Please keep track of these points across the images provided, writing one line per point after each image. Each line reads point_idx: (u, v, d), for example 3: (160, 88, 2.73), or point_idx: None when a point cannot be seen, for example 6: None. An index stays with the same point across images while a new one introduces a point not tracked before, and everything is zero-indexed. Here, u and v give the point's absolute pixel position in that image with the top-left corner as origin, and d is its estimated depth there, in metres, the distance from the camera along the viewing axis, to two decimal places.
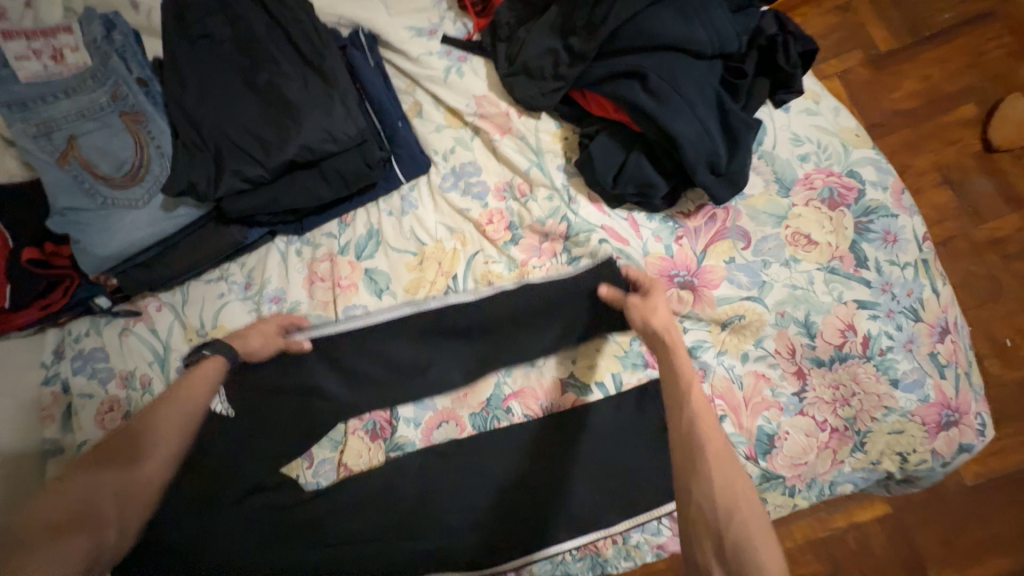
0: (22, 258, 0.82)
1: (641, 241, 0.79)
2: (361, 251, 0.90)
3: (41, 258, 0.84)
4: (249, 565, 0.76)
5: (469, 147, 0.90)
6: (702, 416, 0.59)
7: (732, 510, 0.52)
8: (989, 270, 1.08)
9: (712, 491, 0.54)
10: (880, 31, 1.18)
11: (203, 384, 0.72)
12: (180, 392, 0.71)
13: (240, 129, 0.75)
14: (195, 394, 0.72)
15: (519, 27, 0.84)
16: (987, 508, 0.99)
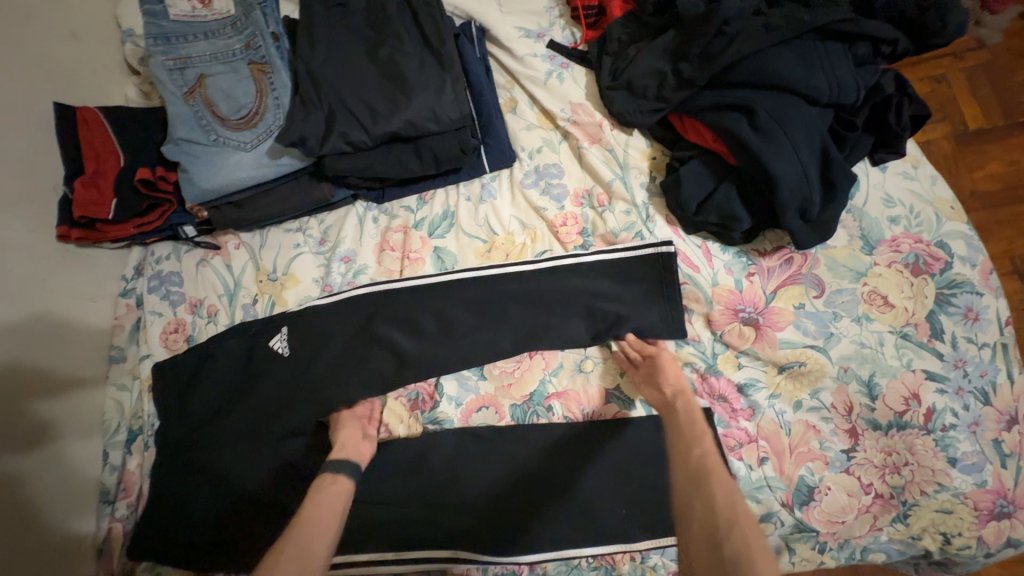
0: (136, 176, 0.89)
1: (712, 271, 0.80)
2: (434, 229, 0.93)
3: (151, 180, 0.89)
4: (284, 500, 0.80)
5: (556, 150, 0.92)
6: (710, 456, 0.64)
7: (729, 521, 0.56)
8: None
9: (712, 506, 0.59)
10: (971, 109, 1.10)
11: (334, 498, 0.70)
12: (310, 510, 0.68)
13: (354, 95, 0.79)
14: (324, 505, 0.69)
15: (629, 44, 0.86)
16: None
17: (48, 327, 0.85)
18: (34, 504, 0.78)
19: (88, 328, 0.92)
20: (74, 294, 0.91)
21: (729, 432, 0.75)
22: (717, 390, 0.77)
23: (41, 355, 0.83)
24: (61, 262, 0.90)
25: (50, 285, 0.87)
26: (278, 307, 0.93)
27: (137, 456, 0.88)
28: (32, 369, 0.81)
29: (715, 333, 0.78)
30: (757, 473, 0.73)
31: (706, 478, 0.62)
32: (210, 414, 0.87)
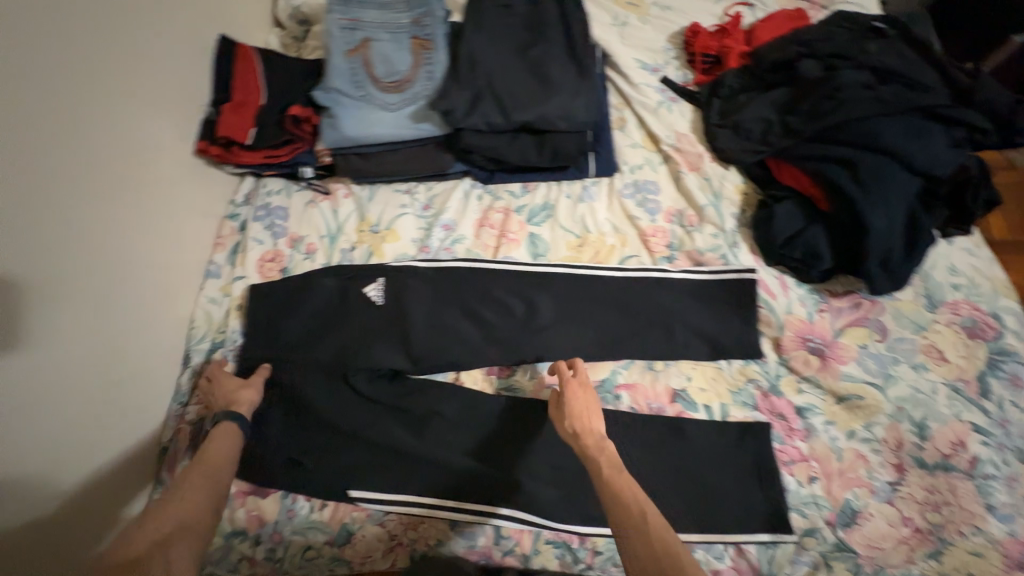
0: (290, 113, 0.95)
1: (787, 301, 0.88)
2: (532, 216, 1.01)
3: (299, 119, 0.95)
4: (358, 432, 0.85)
5: (655, 170, 1.02)
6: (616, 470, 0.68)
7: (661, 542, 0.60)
8: None
9: (640, 526, 0.62)
10: (997, 222, 1.21)
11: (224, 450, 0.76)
12: (199, 462, 0.73)
13: (503, 83, 0.88)
14: (216, 455, 0.75)
15: (740, 92, 0.97)
16: None
17: (87, 266, 0.77)
18: (70, 432, 0.74)
19: (152, 253, 0.88)
20: (128, 223, 0.84)
21: (784, 448, 0.81)
22: (777, 408, 0.83)
23: (104, 272, 0.80)
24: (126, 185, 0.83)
25: (104, 215, 0.80)
26: (374, 258, 0.99)
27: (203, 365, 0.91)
28: (100, 287, 0.79)
29: (782, 357, 0.86)
30: (806, 490, 0.78)
31: (620, 497, 0.65)
32: (295, 341, 0.92)
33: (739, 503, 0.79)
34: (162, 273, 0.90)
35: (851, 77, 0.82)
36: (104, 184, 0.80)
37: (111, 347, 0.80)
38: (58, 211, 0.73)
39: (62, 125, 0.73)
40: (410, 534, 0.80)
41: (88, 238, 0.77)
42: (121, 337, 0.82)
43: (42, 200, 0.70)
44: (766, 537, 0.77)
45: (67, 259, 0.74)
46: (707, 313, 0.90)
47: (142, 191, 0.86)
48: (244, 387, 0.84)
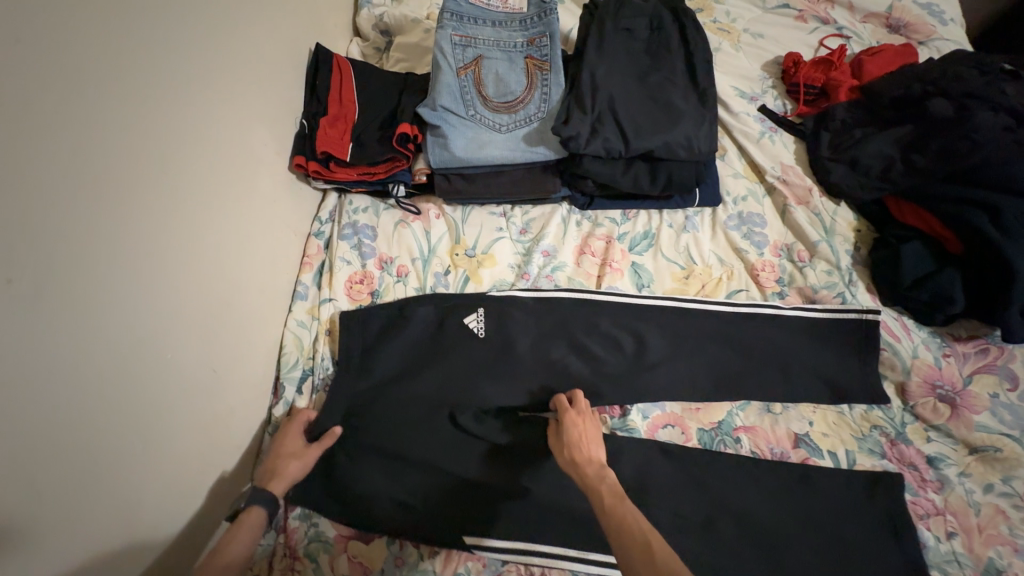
0: (397, 132, 0.89)
1: (911, 344, 0.85)
2: (634, 245, 0.98)
3: (407, 139, 0.90)
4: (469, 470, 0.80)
5: (760, 202, 0.99)
6: (618, 498, 0.64)
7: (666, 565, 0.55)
8: None
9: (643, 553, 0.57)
10: None
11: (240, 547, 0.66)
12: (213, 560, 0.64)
13: (626, 109, 0.86)
14: (229, 558, 0.64)
15: (854, 126, 0.95)
16: None
17: (182, 296, 0.69)
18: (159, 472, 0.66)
19: (240, 277, 0.81)
20: (216, 246, 0.76)
21: (917, 500, 0.78)
22: (907, 457, 0.80)
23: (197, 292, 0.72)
24: (220, 204, 0.76)
25: (199, 239, 0.72)
26: (471, 284, 0.94)
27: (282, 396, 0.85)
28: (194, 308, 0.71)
29: (907, 403, 0.83)
30: (946, 547, 0.75)
31: (622, 524, 0.61)
32: (393, 372, 0.87)
33: (875, 558, 0.75)
34: (247, 300, 0.82)
35: (987, 120, 0.80)
36: (204, 202, 0.73)
37: (204, 381, 0.73)
38: (157, 234, 0.65)
39: (173, 138, 0.67)
40: None
41: (183, 264, 0.69)
42: (213, 370, 0.75)
43: (143, 222, 0.62)
44: None
45: (165, 288, 0.66)
46: (825, 359, 0.86)
47: (234, 210, 0.79)
48: (294, 457, 0.76)
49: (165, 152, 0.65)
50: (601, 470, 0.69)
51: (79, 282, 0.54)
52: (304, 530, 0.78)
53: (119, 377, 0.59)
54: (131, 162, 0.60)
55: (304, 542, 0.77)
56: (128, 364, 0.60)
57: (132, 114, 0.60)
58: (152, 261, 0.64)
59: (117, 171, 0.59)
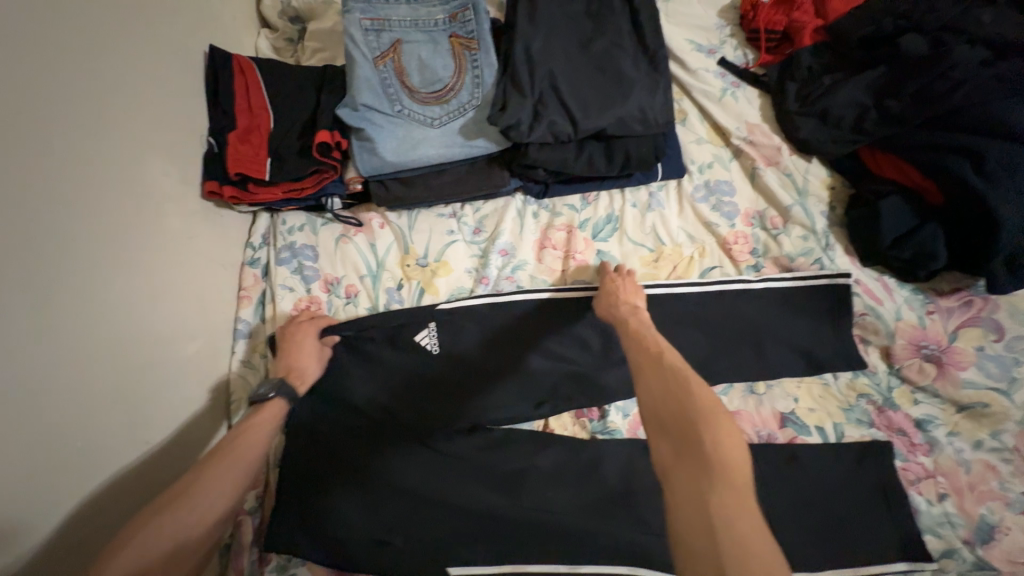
0: (315, 139, 0.79)
1: (894, 305, 0.81)
2: (598, 231, 0.90)
3: (329, 145, 0.80)
4: (450, 495, 0.76)
5: (726, 166, 0.92)
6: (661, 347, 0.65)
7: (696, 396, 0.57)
8: None
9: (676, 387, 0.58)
10: None
11: (261, 432, 0.68)
12: (238, 438, 0.66)
13: (570, 85, 0.76)
14: (250, 439, 0.67)
15: (822, 73, 0.87)
16: None
17: (77, 374, 0.59)
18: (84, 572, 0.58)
19: (156, 330, 0.71)
20: (113, 304, 0.65)
21: (908, 466, 0.76)
22: (895, 423, 0.78)
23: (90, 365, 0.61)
24: (112, 256, 0.65)
25: (85, 300, 0.61)
26: (427, 296, 0.87)
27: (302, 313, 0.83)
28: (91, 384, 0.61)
29: (893, 367, 0.80)
30: (938, 509, 0.74)
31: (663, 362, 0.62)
32: (350, 406, 0.80)
33: (869, 532, 0.73)
34: (172, 354, 0.74)
35: (965, 55, 0.74)
36: (92, 258, 0.62)
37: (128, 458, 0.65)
38: (26, 311, 0.54)
39: (26, 188, 0.55)
40: None
41: (69, 333, 0.59)
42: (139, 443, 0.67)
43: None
44: (902, 567, 0.71)
45: (55, 368, 0.57)
46: (805, 338, 0.82)
47: (135, 257, 0.69)
48: (314, 357, 0.78)
49: (20, 210, 0.54)
50: (639, 315, 0.74)
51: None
52: None
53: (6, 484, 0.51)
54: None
55: None
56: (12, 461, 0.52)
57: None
58: (25, 343, 0.54)
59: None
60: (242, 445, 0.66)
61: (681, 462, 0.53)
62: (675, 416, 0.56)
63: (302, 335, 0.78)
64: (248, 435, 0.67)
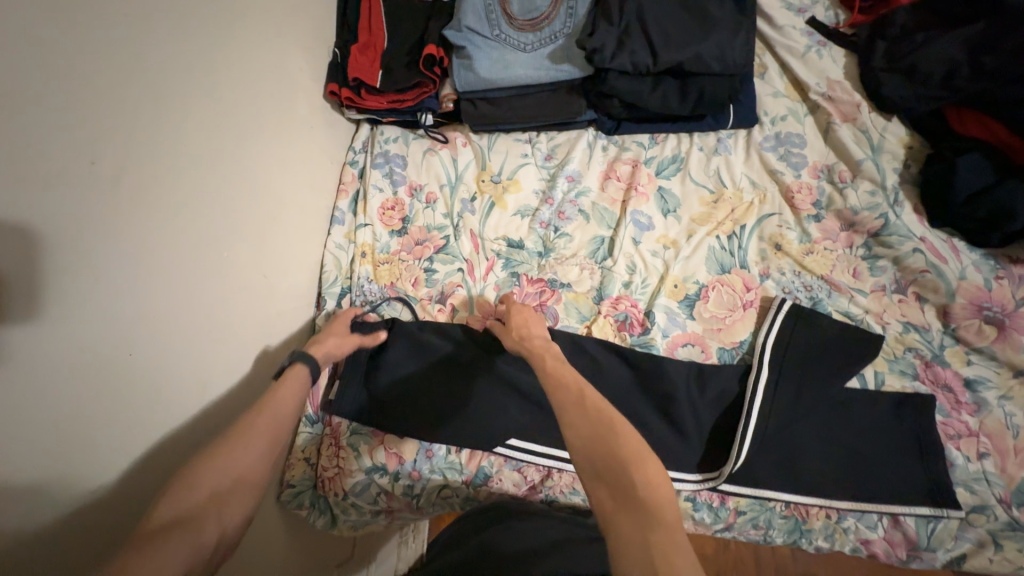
0: (422, 55, 0.92)
1: (959, 265, 0.80)
2: (662, 169, 0.96)
3: (433, 61, 0.94)
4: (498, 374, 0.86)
5: (800, 121, 0.94)
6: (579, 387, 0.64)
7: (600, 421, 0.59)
8: None
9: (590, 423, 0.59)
10: None
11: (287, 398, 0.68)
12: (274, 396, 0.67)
13: (656, 20, 0.83)
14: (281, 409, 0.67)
15: (915, 31, 0.87)
16: None
17: (228, 204, 0.76)
18: (215, 356, 0.73)
19: (276, 194, 0.86)
20: (252, 159, 0.80)
21: (949, 421, 0.76)
22: (943, 379, 0.78)
23: (232, 198, 0.76)
24: (254, 121, 0.81)
25: (234, 149, 0.76)
26: (496, 208, 0.97)
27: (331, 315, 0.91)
28: (232, 214, 0.76)
29: (948, 326, 0.79)
30: (975, 466, 0.73)
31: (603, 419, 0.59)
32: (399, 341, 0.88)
33: (896, 474, 0.75)
34: (286, 218, 0.89)
35: None
36: (245, 118, 0.79)
37: (251, 286, 0.81)
38: (200, 143, 0.70)
39: (207, 48, 0.71)
40: (546, 482, 0.82)
41: (220, 167, 0.74)
42: (263, 276, 0.83)
43: (179, 119, 0.66)
44: (927, 510, 0.72)
45: (211, 192, 0.72)
46: (855, 294, 0.84)
47: (269, 130, 0.84)
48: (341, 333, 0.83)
49: (199, 61, 0.69)
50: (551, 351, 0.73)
51: (136, 177, 0.60)
52: (346, 424, 0.86)
53: (180, 267, 0.67)
54: (179, 70, 0.66)
55: (347, 435, 0.85)
56: (182, 250, 0.67)
57: (177, 24, 0.66)
58: (195, 165, 0.69)
59: (164, 78, 0.64)
60: (272, 409, 0.65)
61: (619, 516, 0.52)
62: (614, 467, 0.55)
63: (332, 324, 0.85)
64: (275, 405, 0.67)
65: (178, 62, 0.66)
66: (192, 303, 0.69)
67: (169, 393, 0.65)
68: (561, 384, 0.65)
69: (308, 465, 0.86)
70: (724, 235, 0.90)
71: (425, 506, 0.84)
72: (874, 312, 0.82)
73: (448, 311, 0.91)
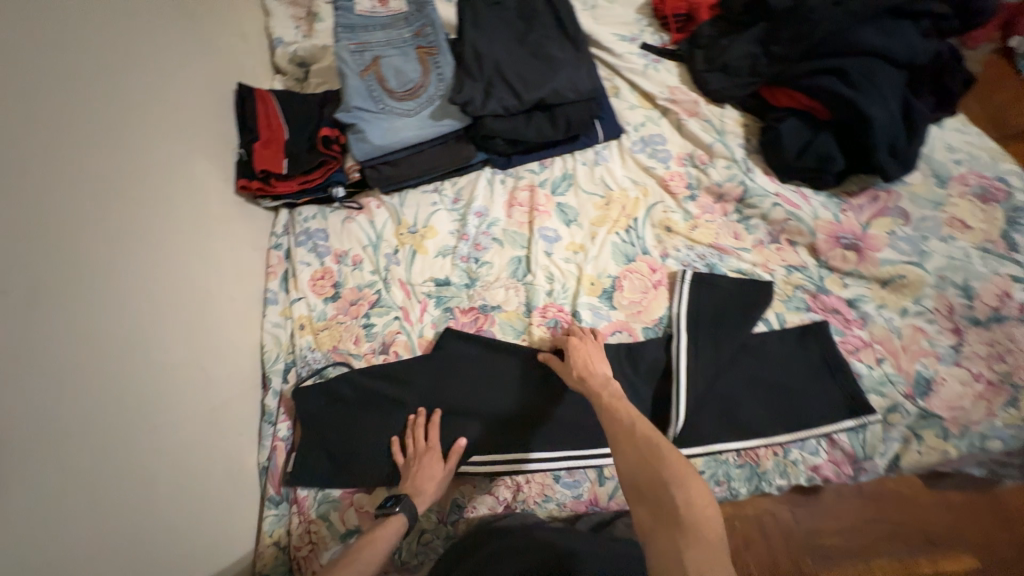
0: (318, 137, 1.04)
1: (811, 208, 0.94)
2: (556, 188, 1.07)
3: (329, 140, 1.05)
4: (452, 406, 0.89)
5: (657, 123, 1.10)
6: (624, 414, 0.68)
7: (647, 447, 0.62)
8: None
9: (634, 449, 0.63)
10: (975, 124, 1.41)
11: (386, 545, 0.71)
12: (365, 549, 0.70)
13: (511, 69, 0.98)
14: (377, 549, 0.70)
15: (719, 38, 1.07)
16: None
17: (146, 309, 0.80)
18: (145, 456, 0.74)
19: (197, 290, 0.90)
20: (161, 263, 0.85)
21: (846, 339, 0.85)
22: (829, 305, 0.88)
23: (144, 302, 0.80)
24: (161, 228, 0.87)
25: (139, 257, 0.81)
26: (419, 255, 1.04)
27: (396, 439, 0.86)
28: (145, 316, 0.80)
29: (820, 259, 0.92)
30: (879, 372, 0.83)
31: (655, 444, 0.62)
32: (350, 399, 0.91)
33: (818, 397, 0.82)
34: (212, 310, 0.92)
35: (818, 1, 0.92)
36: (150, 227, 0.84)
37: (179, 382, 0.82)
38: (97, 258, 0.75)
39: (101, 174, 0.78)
40: (518, 496, 0.84)
41: (125, 276, 0.78)
42: (198, 368, 0.86)
43: (72, 241, 0.71)
44: (851, 423, 0.80)
45: (116, 300, 0.76)
46: (741, 253, 0.96)
47: (179, 233, 0.90)
48: (430, 453, 0.83)
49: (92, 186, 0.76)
50: (607, 384, 0.75)
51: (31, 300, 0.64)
52: (313, 496, 0.86)
53: (90, 376, 0.69)
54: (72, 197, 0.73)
55: (315, 506, 0.85)
56: (90, 360, 0.70)
57: (68, 159, 0.73)
58: (94, 280, 0.73)
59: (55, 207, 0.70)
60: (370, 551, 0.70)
61: (660, 526, 0.56)
62: (655, 487, 0.58)
63: (414, 436, 0.85)
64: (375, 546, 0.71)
65: (71, 190, 0.73)
66: (108, 408, 0.70)
67: (104, 499, 0.66)
68: (612, 412, 0.69)
69: (279, 550, 0.84)
70: (623, 230, 1.02)
71: (408, 559, 0.82)
72: (760, 263, 0.94)
73: (392, 359, 0.95)
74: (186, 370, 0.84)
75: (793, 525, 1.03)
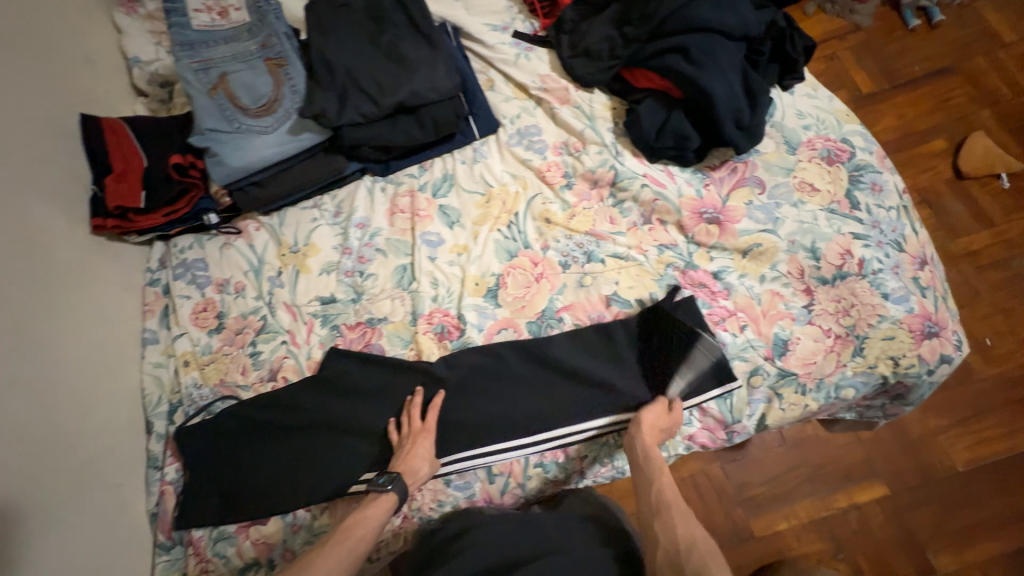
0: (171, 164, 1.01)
1: (676, 186, 0.97)
2: (437, 190, 1.06)
3: (185, 167, 1.02)
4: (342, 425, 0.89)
5: (532, 114, 1.09)
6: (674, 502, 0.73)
7: (692, 545, 0.67)
8: (964, 275, 1.31)
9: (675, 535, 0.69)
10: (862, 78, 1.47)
11: (374, 521, 0.76)
12: (354, 527, 0.75)
13: (366, 75, 0.95)
14: (366, 525, 0.75)
15: (581, 22, 1.07)
16: (973, 487, 1.17)
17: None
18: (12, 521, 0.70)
19: (57, 339, 0.85)
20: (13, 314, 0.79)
21: (713, 311, 0.89)
22: (697, 280, 0.92)
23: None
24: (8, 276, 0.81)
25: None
26: (303, 275, 1.01)
27: (394, 426, 0.88)
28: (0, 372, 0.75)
29: (688, 236, 0.94)
30: (742, 338, 0.87)
31: (703, 543, 0.67)
32: (238, 431, 0.90)
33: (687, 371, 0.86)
34: (77, 359, 0.88)
35: None
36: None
37: (46, 439, 0.78)
38: None
39: None
40: (411, 505, 0.88)
41: None
42: (65, 422, 0.82)
43: None
44: (717, 391, 0.84)
45: None
46: (617, 237, 0.97)
47: (30, 280, 0.84)
48: (422, 435, 0.85)
49: None
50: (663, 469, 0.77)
51: None
52: (207, 535, 0.85)
53: None
54: None
55: (211, 545, 0.85)
56: None
57: None
58: None
59: None
60: (358, 531, 0.74)
61: None
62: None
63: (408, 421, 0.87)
64: (363, 524, 0.75)
65: None
66: None
67: None
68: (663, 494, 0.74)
69: None
70: (504, 227, 1.01)
71: None
72: (634, 245, 0.96)
73: (280, 386, 0.93)
74: (52, 426, 0.79)
75: (726, 481, 1.21)
